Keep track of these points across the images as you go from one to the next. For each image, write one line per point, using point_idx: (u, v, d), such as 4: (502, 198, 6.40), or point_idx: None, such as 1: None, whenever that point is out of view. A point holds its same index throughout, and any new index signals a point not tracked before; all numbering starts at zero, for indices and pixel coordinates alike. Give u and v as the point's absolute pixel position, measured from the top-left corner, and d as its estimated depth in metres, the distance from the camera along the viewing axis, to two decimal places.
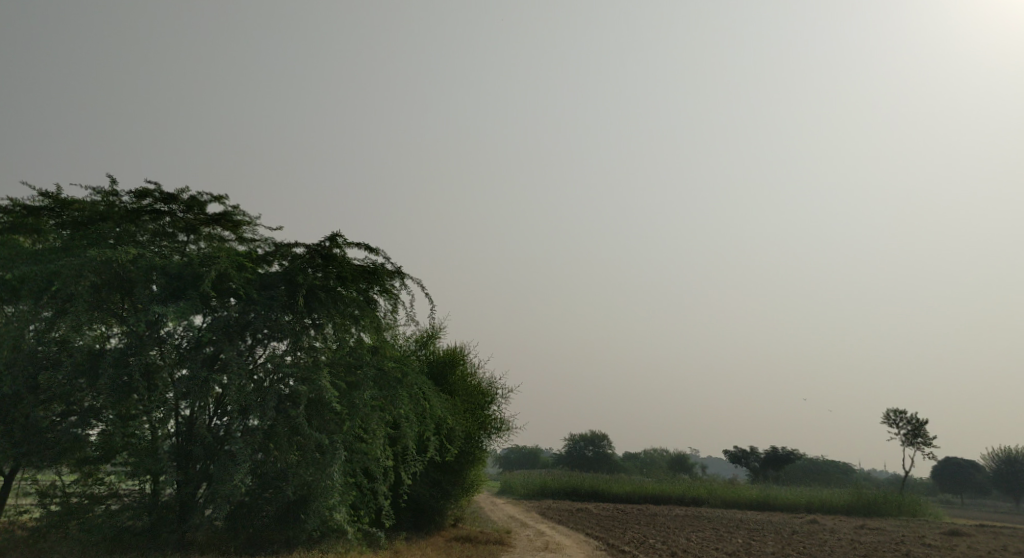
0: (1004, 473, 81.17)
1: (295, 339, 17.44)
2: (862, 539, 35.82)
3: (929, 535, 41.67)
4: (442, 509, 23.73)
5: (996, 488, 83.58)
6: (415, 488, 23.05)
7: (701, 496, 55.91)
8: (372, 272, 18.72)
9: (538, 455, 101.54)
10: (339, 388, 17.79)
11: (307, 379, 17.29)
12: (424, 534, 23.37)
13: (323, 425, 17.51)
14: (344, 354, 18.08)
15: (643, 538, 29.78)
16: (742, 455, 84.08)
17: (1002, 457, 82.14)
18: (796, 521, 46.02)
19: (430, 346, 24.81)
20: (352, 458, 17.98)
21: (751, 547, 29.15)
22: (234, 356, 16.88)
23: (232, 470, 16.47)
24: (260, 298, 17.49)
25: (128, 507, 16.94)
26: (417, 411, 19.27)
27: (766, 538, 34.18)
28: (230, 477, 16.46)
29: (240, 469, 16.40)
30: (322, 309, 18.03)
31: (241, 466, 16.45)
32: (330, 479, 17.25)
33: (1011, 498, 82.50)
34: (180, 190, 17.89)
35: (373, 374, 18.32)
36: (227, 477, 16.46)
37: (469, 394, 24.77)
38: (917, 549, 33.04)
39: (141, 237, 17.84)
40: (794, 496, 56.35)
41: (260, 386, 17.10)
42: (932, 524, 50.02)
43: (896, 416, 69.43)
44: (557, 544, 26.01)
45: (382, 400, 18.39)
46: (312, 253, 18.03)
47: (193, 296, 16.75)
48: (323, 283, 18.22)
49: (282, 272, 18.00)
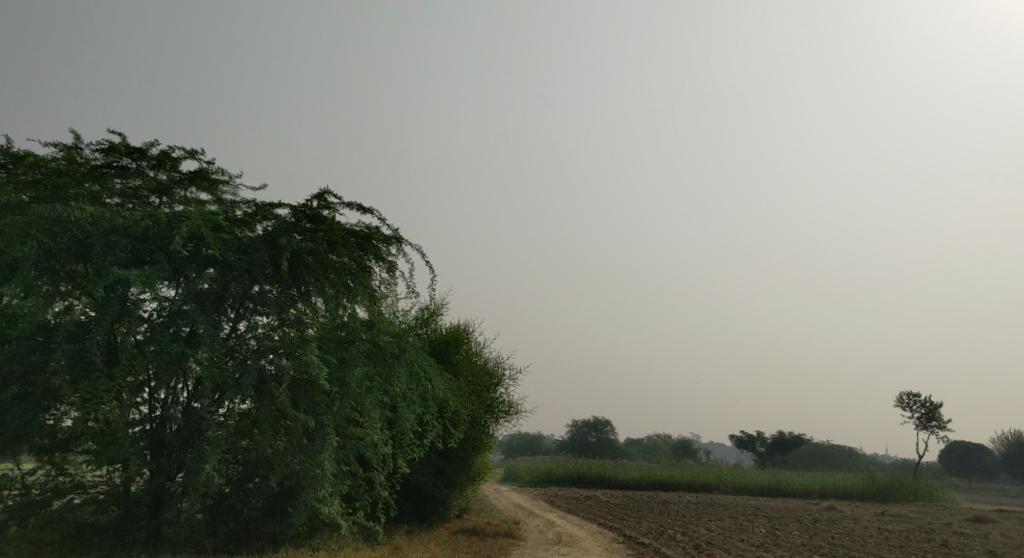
0: (1017, 457, 79.35)
1: (280, 311, 15.40)
2: (888, 528, 33.83)
3: (953, 522, 39.84)
4: (447, 499, 21.85)
5: (1008, 473, 81.84)
6: (415, 476, 21.09)
7: (711, 482, 54.06)
8: (365, 237, 16.72)
9: (541, 441, 99.88)
10: (327, 363, 15.75)
11: (292, 354, 15.27)
12: (427, 526, 21.47)
13: (311, 407, 15.50)
14: (335, 327, 16.07)
15: (660, 527, 27.91)
16: (748, 440, 82.44)
17: (1015, 440, 80.31)
18: (813, 508, 44.15)
19: (432, 323, 22.96)
20: (346, 444, 15.96)
21: (777, 537, 27.20)
22: (208, 329, 14.69)
23: (203, 459, 14.40)
24: (239, 263, 15.24)
25: (92, 500, 15.05)
26: (417, 391, 17.26)
27: (784, 526, 32.38)
28: (202, 467, 14.44)
29: (211, 458, 14.37)
30: (310, 276, 15.97)
31: (216, 451, 14.48)
32: (321, 467, 15.30)
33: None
34: (148, 142, 15.96)
35: (367, 350, 16.25)
36: (198, 468, 14.44)
37: (475, 375, 22.87)
38: (950, 538, 31.01)
39: (109, 198, 15.87)
40: (806, 482, 54.53)
41: (240, 363, 15.08)
42: (953, 510, 48.11)
43: (909, 398, 67.45)
44: (570, 535, 24.11)
45: (378, 379, 16.31)
46: (297, 214, 16.00)
47: (161, 261, 14.49)
48: (312, 248, 16.10)
49: (263, 235, 15.80)
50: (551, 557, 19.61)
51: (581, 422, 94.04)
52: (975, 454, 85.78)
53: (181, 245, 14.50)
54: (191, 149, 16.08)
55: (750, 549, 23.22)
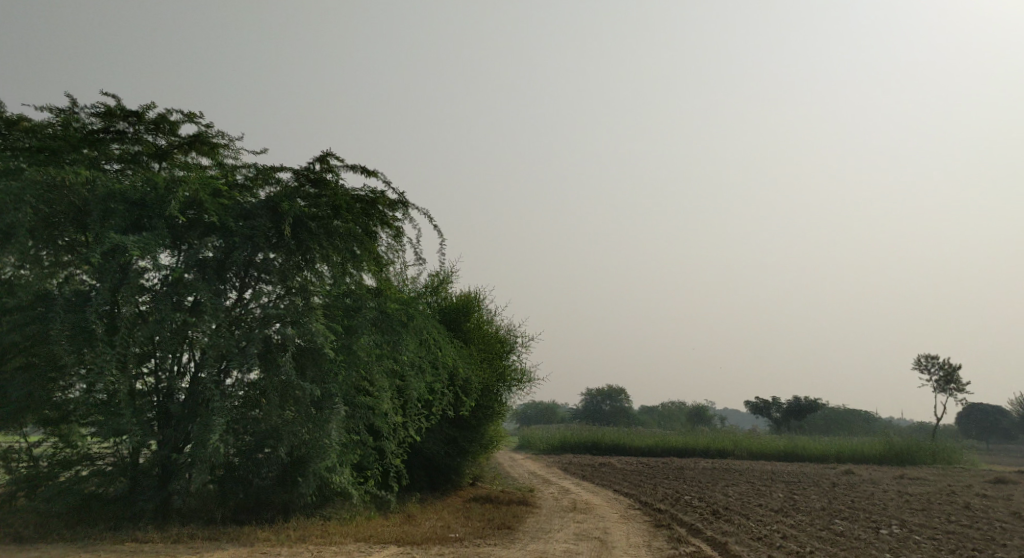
0: None
1: (285, 278, 14.82)
2: (908, 492, 33.42)
3: (974, 484, 39.38)
4: (459, 467, 21.55)
5: None
6: (427, 445, 20.76)
7: (727, 447, 53.76)
8: (370, 202, 16.06)
9: (555, 409, 99.92)
10: (333, 331, 15.13)
11: (296, 323, 14.64)
12: (441, 495, 21.18)
13: (319, 376, 14.97)
14: (342, 294, 15.43)
15: (676, 493, 27.59)
16: (763, 405, 82.14)
17: None
18: (831, 472, 43.77)
19: (442, 292, 22.54)
20: (355, 413, 15.50)
21: (796, 502, 26.81)
22: (211, 297, 14.24)
23: (209, 431, 14.06)
24: (240, 230, 14.49)
25: (100, 472, 14.63)
26: (427, 359, 16.75)
27: (802, 491, 32.02)
28: (207, 440, 14.09)
29: (216, 430, 14.00)
30: (313, 244, 15.07)
31: (222, 420, 14.16)
32: (329, 437, 14.78)
33: None
34: (145, 106, 15.56)
35: (374, 318, 15.73)
36: (204, 440, 14.09)
37: (486, 343, 22.46)
38: (972, 501, 30.55)
39: (107, 164, 15.42)
40: (824, 446, 54.13)
41: (246, 333, 14.56)
42: (973, 472, 47.64)
43: (927, 361, 66.83)
44: (586, 502, 23.80)
45: (384, 347, 15.78)
46: (298, 178, 15.35)
47: (158, 227, 13.95)
48: (316, 213, 15.30)
49: (264, 200, 14.96)
50: (567, 524, 19.26)
51: (595, 390, 93.94)
52: (994, 416, 85.16)
53: (178, 211, 13.98)
54: (189, 112, 15.60)
55: (769, 514, 22.82)
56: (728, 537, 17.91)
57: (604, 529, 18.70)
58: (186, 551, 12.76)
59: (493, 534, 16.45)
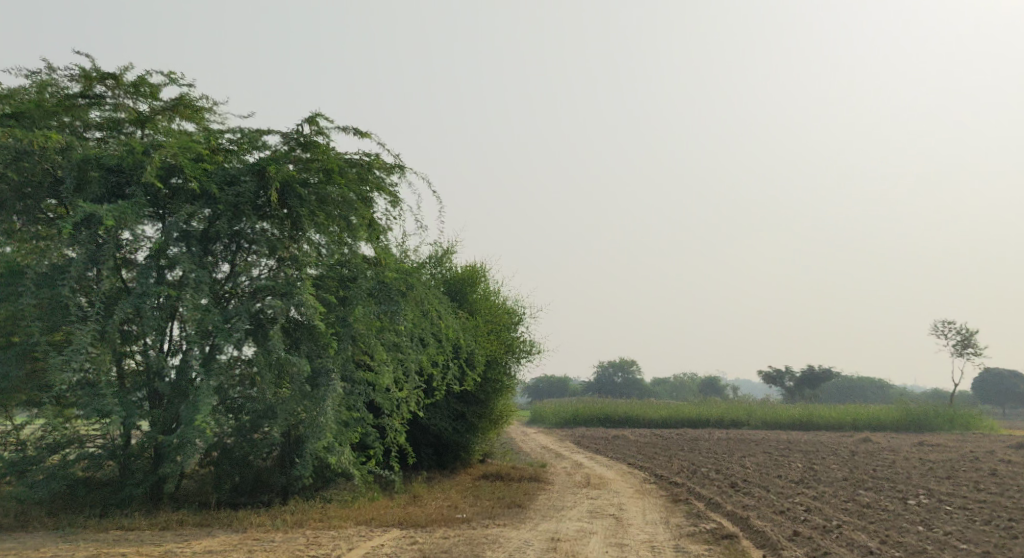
0: None
1: (276, 248, 13.91)
2: (930, 459, 32.59)
3: (997, 449, 38.49)
4: (469, 444, 20.78)
5: None
6: (433, 421, 19.98)
7: (741, 417, 53.00)
8: (365, 165, 15.05)
9: (566, 382, 99.39)
10: (325, 303, 14.19)
11: (285, 295, 13.68)
12: (449, 472, 20.43)
13: (312, 352, 14.03)
14: (336, 264, 14.44)
15: (692, 466, 26.78)
16: (776, 374, 81.44)
17: None
18: (848, 440, 42.92)
19: (445, 264, 21.72)
20: (352, 389, 14.60)
21: (817, 472, 25.97)
22: (195, 269, 13.28)
23: (194, 412, 13.16)
24: (224, 196, 13.49)
25: (86, 455, 13.64)
26: (429, 331, 15.77)
27: (821, 460, 31.23)
28: (193, 421, 13.22)
29: (201, 410, 13.05)
30: (303, 210, 14.05)
31: (208, 400, 13.22)
32: (324, 414, 13.72)
33: None
34: (122, 67, 14.54)
35: (371, 287, 14.68)
36: (190, 422, 13.21)
37: (493, 315, 21.65)
38: (997, 467, 29.68)
39: (87, 133, 14.58)
40: (839, 414, 53.27)
41: (233, 307, 13.70)
42: (993, 437, 46.76)
43: (943, 326, 65.79)
44: (599, 477, 23.01)
45: (381, 317, 14.73)
46: (289, 141, 14.41)
47: (136, 194, 13.07)
48: (305, 178, 14.34)
49: (251, 165, 13.95)
50: (581, 501, 18.46)
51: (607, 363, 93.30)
52: (1010, 380, 84.20)
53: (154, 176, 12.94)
54: (169, 73, 14.56)
55: (790, 485, 22.00)
56: (749, 510, 17.08)
57: (619, 505, 17.90)
58: (174, 539, 11.96)
59: (502, 514, 15.65)
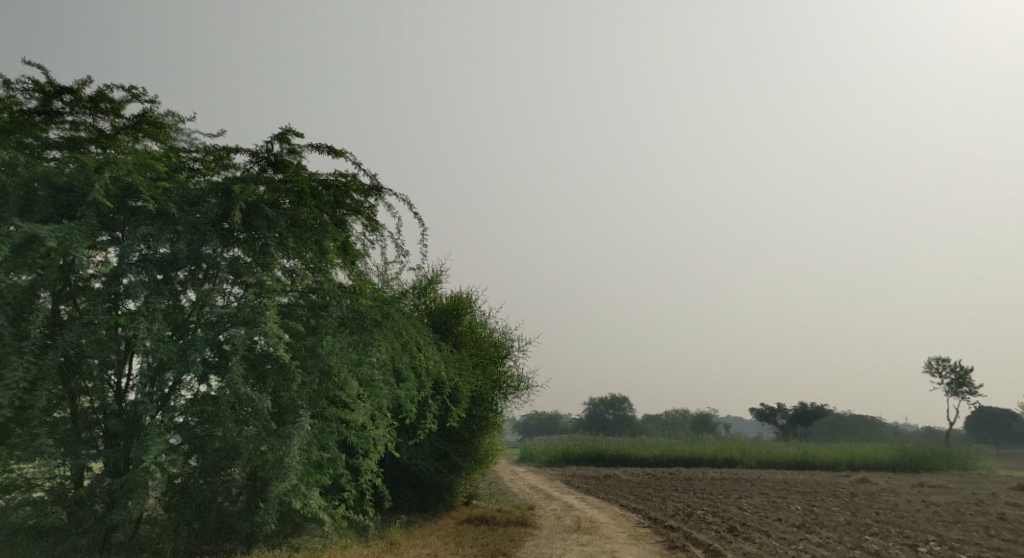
0: None
1: (242, 273, 12.67)
2: (931, 501, 31.54)
3: (998, 491, 37.47)
4: (453, 485, 19.62)
5: None
6: (415, 460, 18.82)
7: (734, 456, 51.76)
8: (341, 186, 13.99)
9: (557, 419, 97.92)
10: (293, 332, 13.02)
11: (248, 323, 12.44)
12: (431, 515, 19.23)
13: (279, 384, 12.77)
14: (298, 294, 13.29)
15: (687, 508, 25.61)
16: (768, 412, 80.32)
17: None
18: (845, 481, 41.81)
19: (430, 294, 20.72)
20: (324, 426, 13.34)
21: (818, 515, 24.84)
22: (152, 296, 12.17)
23: (141, 453, 11.93)
24: (184, 217, 12.43)
25: (28, 501, 12.23)
26: (407, 364, 14.66)
27: (819, 502, 30.04)
28: (141, 462, 12.04)
29: (150, 451, 11.86)
30: (267, 230, 13.06)
31: (156, 442, 11.97)
32: (290, 454, 12.59)
33: None
34: (81, 79, 13.37)
35: (342, 316, 13.49)
36: (138, 462, 12.05)
37: (479, 347, 20.62)
38: (1001, 510, 28.66)
39: (43, 151, 13.35)
40: (835, 453, 52.10)
41: (191, 339, 12.31)
42: (992, 478, 45.72)
43: (937, 364, 65.00)
44: (590, 521, 21.80)
45: (353, 348, 13.44)
46: (257, 159, 13.33)
47: (86, 215, 12.00)
48: (275, 199, 13.33)
49: (216, 184, 12.91)
50: (572, 547, 17.28)
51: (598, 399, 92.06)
52: (1003, 418, 83.34)
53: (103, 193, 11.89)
54: (131, 86, 13.51)
55: (792, 530, 20.84)
56: None
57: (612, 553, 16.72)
58: None
59: None
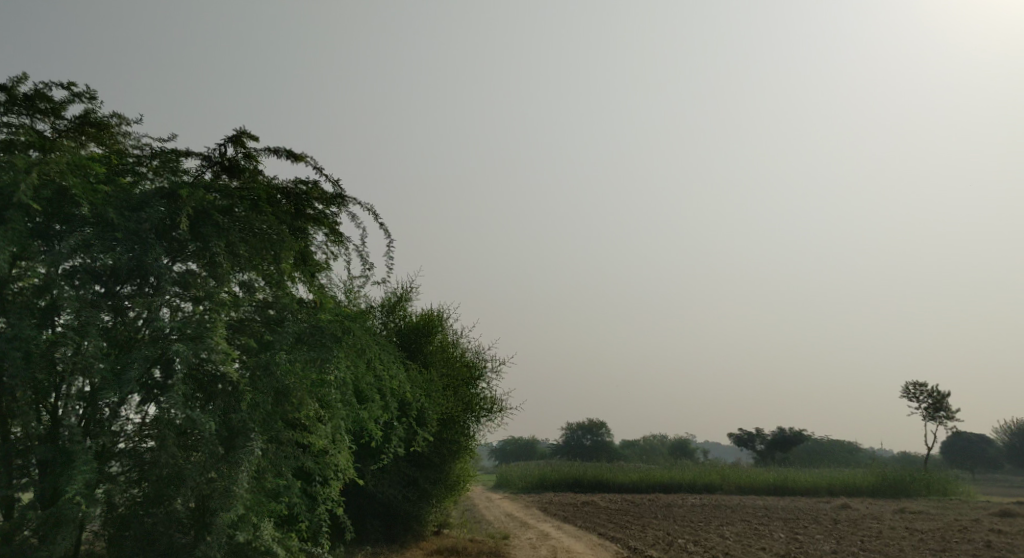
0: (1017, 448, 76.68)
1: (189, 285, 11.68)
2: (913, 528, 30.85)
3: (980, 517, 36.95)
4: (422, 514, 18.57)
5: (1009, 463, 79.30)
6: (381, 487, 17.76)
7: (713, 482, 50.93)
8: (301, 195, 13.06)
9: (534, 444, 96.72)
10: (246, 349, 11.98)
11: (194, 338, 11.34)
12: (398, 547, 18.18)
13: (228, 405, 11.71)
14: (248, 310, 12.22)
15: (666, 536, 24.70)
16: (746, 437, 79.65)
17: (1013, 429, 77.93)
18: (826, 507, 41.05)
19: (399, 312, 19.84)
20: (279, 452, 12.29)
21: (801, 544, 24.01)
22: (86, 309, 11.12)
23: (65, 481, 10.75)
24: (124, 223, 11.42)
25: None
26: (370, 385, 13.72)
27: (801, 529, 29.21)
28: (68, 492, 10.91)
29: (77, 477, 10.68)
30: (217, 238, 11.93)
31: (86, 470, 10.79)
32: (238, 482, 11.47)
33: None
34: (16, 76, 12.30)
35: (299, 331, 12.44)
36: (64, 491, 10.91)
37: (451, 368, 19.73)
38: (985, 538, 28.03)
39: None
40: (814, 478, 51.41)
41: (127, 356, 11.26)
42: (972, 504, 45.23)
43: (913, 388, 64.74)
44: (567, 551, 20.80)
45: (309, 364, 12.31)
46: (210, 163, 12.41)
47: (14, 219, 10.81)
48: (229, 205, 12.40)
49: (161, 188, 11.95)
50: None
51: (576, 424, 91.08)
52: (978, 443, 83.24)
53: (30, 196, 10.83)
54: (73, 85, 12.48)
55: None
56: None
57: None
58: None
59: None
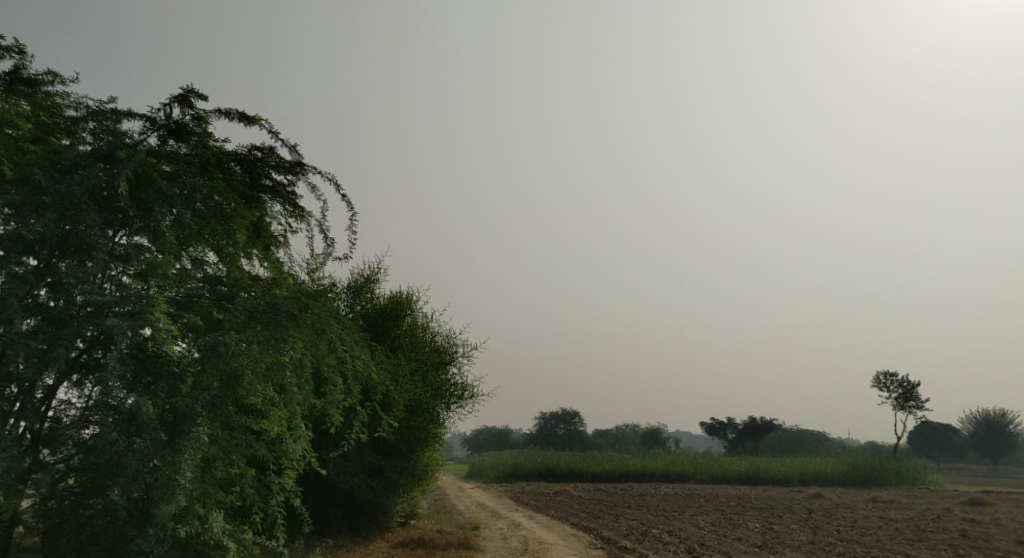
0: (982, 437, 77.41)
1: (131, 257, 10.75)
2: (886, 517, 30.60)
3: (950, 506, 36.94)
4: (387, 504, 17.78)
5: (975, 452, 80.03)
6: (343, 477, 16.93)
7: (686, 471, 50.60)
8: (255, 162, 12.13)
9: (506, 433, 96.10)
10: (192, 327, 11.05)
11: (135, 313, 10.45)
12: (362, 538, 17.40)
13: (172, 387, 10.78)
14: (193, 286, 11.29)
15: (639, 526, 24.10)
16: (717, 426, 79.47)
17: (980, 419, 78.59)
18: (798, 496, 40.78)
19: (367, 294, 18.96)
20: (231, 438, 11.45)
21: (777, 534, 23.53)
22: (14, 280, 10.05)
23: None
24: (54, 187, 10.40)
25: None
26: (332, 368, 12.86)
27: (775, 519, 28.78)
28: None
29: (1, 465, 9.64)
30: (160, 206, 11.01)
31: (7, 456, 9.82)
32: (181, 470, 10.56)
33: (990, 462, 78.91)
34: None
35: (251, 308, 11.52)
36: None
37: (420, 353, 18.93)
38: (958, 527, 27.78)
39: None
40: (786, 467, 51.23)
41: (57, 333, 10.22)
42: (942, 493, 45.27)
43: (884, 377, 64.89)
44: (538, 541, 20.10)
45: (261, 345, 11.45)
46: (155, 125, 11.41)
47: None
48: (174, 172, 11.43)
49: (95, 151, 10.96)
50: None
51: (548, 413, 90.66)
52: (945, 433, 83.91)
53: None
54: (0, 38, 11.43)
55: (754, 552, 19.37)
56: None
57: None
58: None
59: None
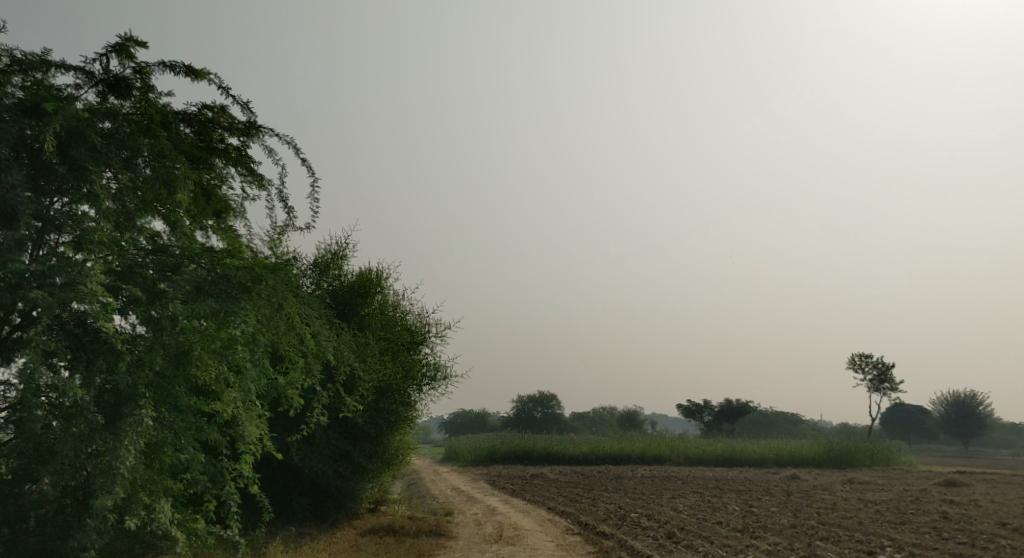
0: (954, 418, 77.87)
1: (66, 225, 9.79)
2: (865, 499, 30.25)
3: (927, 487, 36.74)
4: (356, 491, 16.96)
5: (947, 434, 80.52)
6: (308, 462, 16.09)
7: (662, 453, 50.18)
8: (204, 123, 11.19)
9: (483, 416, 95.45)
10: (133, 299, 10.11)
11: (67, 283, 9.49)
12: (329, 526, 16.60)
13: (111, 365, 9.85)
14: (136, 255, 10.37)
15: (617, 510, 23.45)
16: (694, 408, 79.29)
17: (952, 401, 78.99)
18: (775, 478, 40.45)
19: (334, 272, 18.05)
20: (180, 421, 10.55)
21: (757, 517, 22.99)
22: None
23: None
24: None
25: None
26: (290, 346, 11.99)
27: (755, 502, 28.27)
28: None
29: None
30: (95, 166, 10.01)
31: None
32: (122, 456, 9.63)
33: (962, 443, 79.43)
34: None
35: (198, 279, 10.58)
36: None
37: (390, 333, 18.07)
38: (937, 508, 27.45)
39: None
40: (762, 449, 50.97)
41: None
42: (917, 474, 45.19)
43: (859, 359, 64.88)
44: (513, 527, 19.39)
45: (211, 319, 10.57)
46: (92, 79, 10.44)
47: None
48: (114, 131, 10.47)
49: (24, 104, 9.96)
50: None
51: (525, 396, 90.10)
52: (919, 415, 84.37)
53: None
54: None
55: (735, 536, 18.77)
56: None
57: None
58: None
59: None
